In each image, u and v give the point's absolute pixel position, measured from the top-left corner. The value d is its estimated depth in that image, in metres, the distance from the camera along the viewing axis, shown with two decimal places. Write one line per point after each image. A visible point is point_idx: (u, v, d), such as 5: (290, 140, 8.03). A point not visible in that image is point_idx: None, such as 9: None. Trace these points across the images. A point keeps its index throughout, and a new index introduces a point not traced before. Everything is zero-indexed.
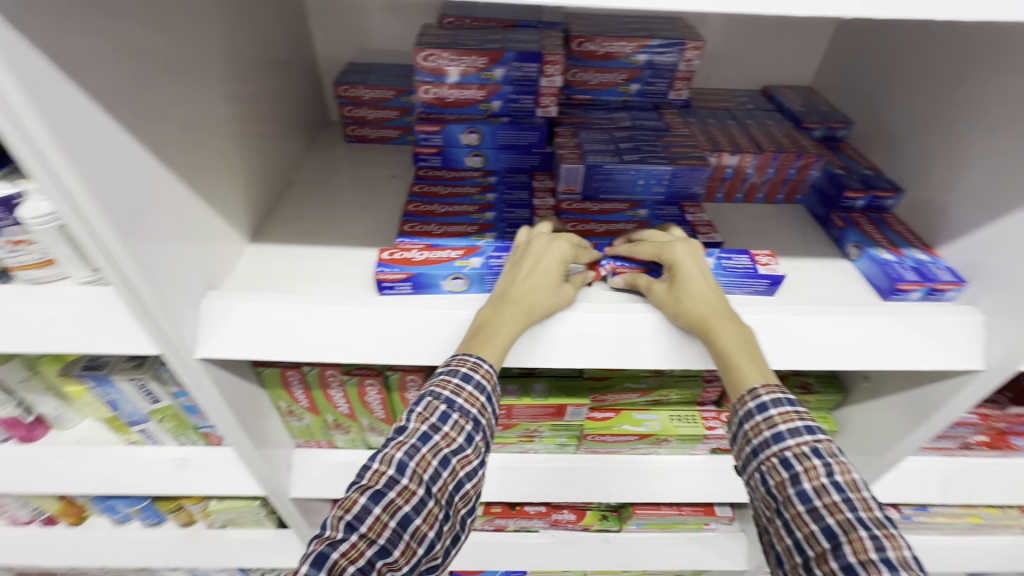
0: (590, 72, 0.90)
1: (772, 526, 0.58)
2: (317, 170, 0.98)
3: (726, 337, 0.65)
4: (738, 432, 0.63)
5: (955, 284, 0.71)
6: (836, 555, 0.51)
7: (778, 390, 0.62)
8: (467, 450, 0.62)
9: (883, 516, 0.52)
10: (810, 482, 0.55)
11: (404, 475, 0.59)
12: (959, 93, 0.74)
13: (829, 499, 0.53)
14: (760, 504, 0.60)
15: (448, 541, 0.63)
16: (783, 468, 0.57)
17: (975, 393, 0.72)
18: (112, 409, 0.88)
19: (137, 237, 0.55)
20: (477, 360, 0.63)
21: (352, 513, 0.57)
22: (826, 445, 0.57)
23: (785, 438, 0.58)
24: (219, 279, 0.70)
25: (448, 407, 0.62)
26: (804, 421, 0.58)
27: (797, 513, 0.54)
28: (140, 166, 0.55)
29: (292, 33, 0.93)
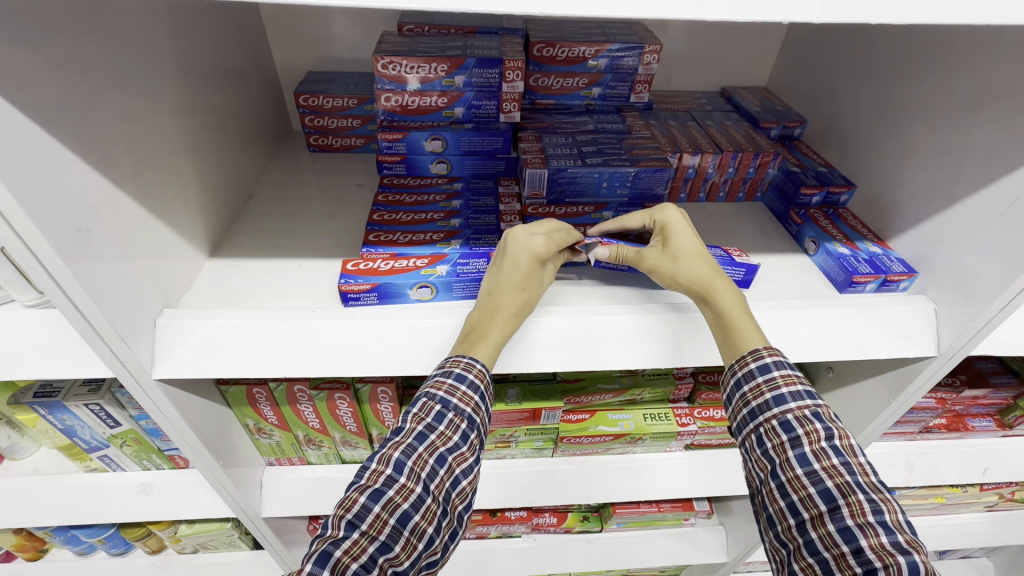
0: (552, 77, 0.90)
1: (765, 490, 0.58)
2: (280, 181, 0.96)
3: (725, 299, 0.66)
4: (734, 394, 0.64)
5: (906, 274, 0.73)
6: (834, 517, 0.52)
7: (780, 354, 0.63)
8: (462, 447, 0.62)
9: (877, 482, 0.54)
10: (811, 445, 0.56)
11: (404, 472, 0.58)
12: (905, 91, 0.77)
13: (828, 462, 0.55)
14: (753, 466, 0.61)
15: (446, 537, 0.62)
16: (783, 430, 0.58)
17: (930, 377, 0.75)
18: (68, 436, 0.84)
19: (81, 258, 0.52)
20: (471, 361, 0.63)
21: (353, 512, 0.55)
22: (824, 411, 0.59)
23: (786, 401, 0.60)
24: (176, 297, 0.68)
25: (443, 407, 0.62)
26: (804, 385, 0.60)
27: (796, 475, 0.55)
28: (84, 184, 0.53)
29: (248, 42, 0.91)
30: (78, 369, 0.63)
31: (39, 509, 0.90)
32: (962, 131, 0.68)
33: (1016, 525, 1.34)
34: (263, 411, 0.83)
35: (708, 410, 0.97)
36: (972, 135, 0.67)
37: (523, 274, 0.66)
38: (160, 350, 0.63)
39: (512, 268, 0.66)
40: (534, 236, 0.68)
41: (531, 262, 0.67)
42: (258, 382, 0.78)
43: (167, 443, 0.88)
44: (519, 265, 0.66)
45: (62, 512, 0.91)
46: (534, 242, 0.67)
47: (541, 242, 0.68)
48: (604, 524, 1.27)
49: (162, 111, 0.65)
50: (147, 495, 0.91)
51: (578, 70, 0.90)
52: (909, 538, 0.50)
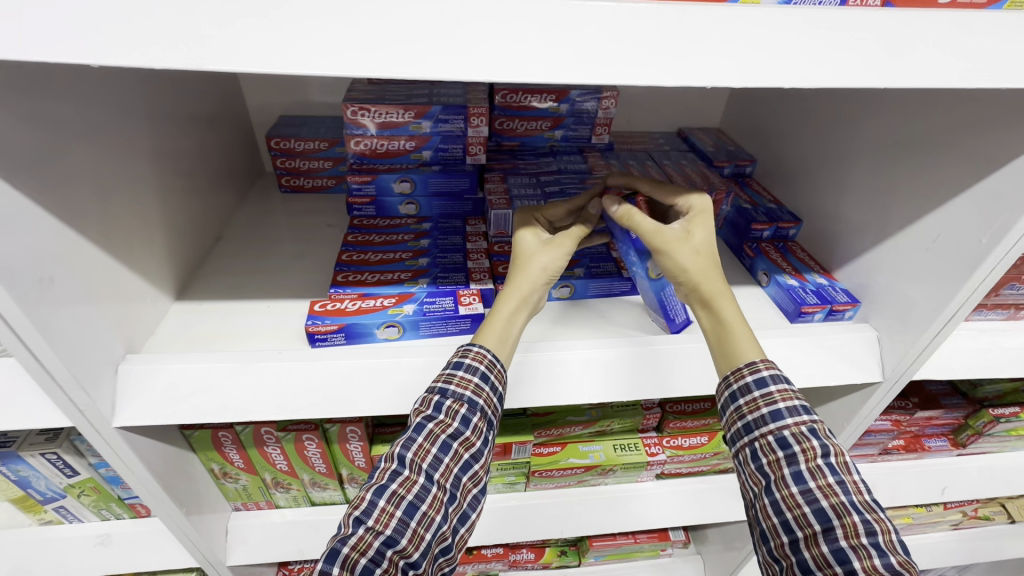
0: (516, 121, 0.95)
1: (759, 504, 0.60)
2: (251, 222, 0.98)
3: (726, 307, 0.67)
4: (730, 406, 0.65)
5: (850, 304, 0.78)
6: (827, 537, 0.53)
7: (777, 368, 0.64)
8: (466, 433, 0.62)
9: (872, 500, 0.55)
10: (807, 465, 0.57)
11: (404, 466, 0.59)
12: (840, 135, 0.83)
13: (823, 481, 0.56)
14: (748, 478, 0.62)
15: (455, 522, 0.61)
16: (779, 447, 0.59)
17: (880, 400, 0.79)
18: (22, 488, 0.81)
19: (43, 306, 0.53)
20: (483, 351, 0.64)
21: (360, 509, 0.57)
22: (821, 427, 0.60)
23: (783, 417, 0.60)
24: (140, 342, 0.68)
25: (441, 396, 0.61)
26: (800, 400, 0.61)
27: (790, 493, 0.56)
28: (48, 233, 0.53)
29: (220, 88, 0.94)
30: (33, 419, 0.61)
31: None
32: (891, 171, 0.74)
33: (981, 542, 1.38)
34: (229, 454, 0.82)
35: (676, 438, 0.99)
36: (899, 176, 0.72)
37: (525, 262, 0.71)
38: (122, 395, 0.63)
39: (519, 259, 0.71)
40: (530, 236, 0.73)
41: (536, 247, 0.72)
42: (224, 425, 0.77)
43: (129, 491, 0.86)
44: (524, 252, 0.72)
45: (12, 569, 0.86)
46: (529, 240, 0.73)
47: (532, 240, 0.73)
48: (581, 558, 1.26)
49: (129, 158, 0.67)
50: (104, 546, 0.88)
51: (541, 115, 0.94)
52: (902, 559, 0.51)
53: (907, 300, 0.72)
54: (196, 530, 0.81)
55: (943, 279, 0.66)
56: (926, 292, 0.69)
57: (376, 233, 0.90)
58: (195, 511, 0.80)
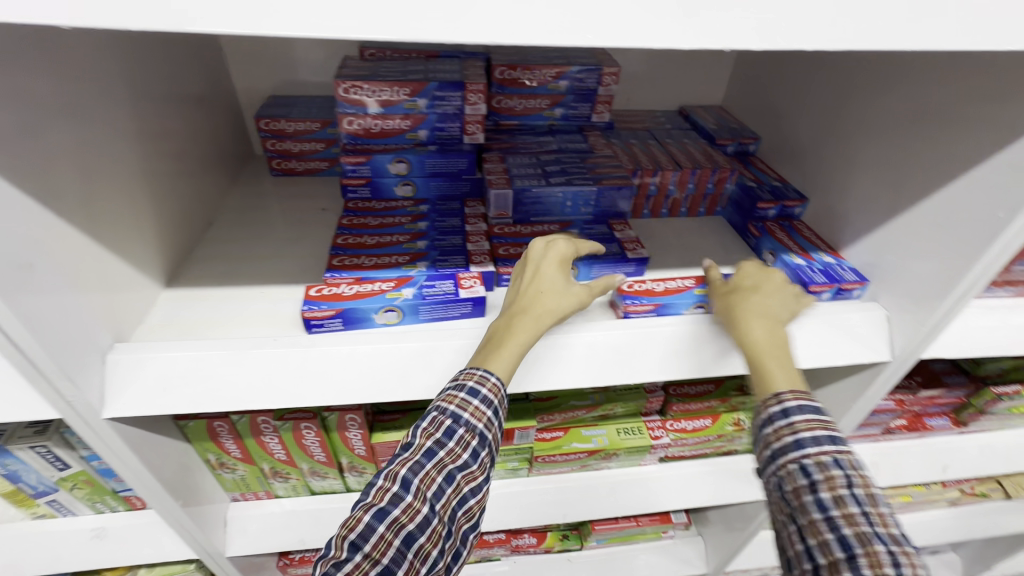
0: (515, 99, 0.92)
1: (783, 531, 0.53)
2: (241, 207, 0.94)
3: (773, 368, 0.60)
4: (760, 435, 0.58)
5: (859, 283, 0.76)
6: (849, 566, 0.46)
7: (806, 399, 0.57)
8: (473, 466, 0.60)
9: (900, 534, 0.48)
10: (827, 489, 0.50)
11: (406, 493, 0.56)
12: (848, 109, 0.81)
13: (847, 510, 0.49)
14: (775, 508, 0.55)
15: (449, 557, 0.60)
16: (801, 474, 0.52)
17: (887, 379, 0.78)
18: (12, 482, 0.79)
19: (24, 293, 0.50)
20: (484, 373, 0.61)
21: (356, 532, 0.54)
22: (848, 457, 0.53)
23: (806, 444, 0.54)
24: (129, 330, 0.65)
25: (454, 422, 0.60)
26: (830, 432, 0.54)
27: (812, 520, 0.50)
28: (27, 216, 0.51)
29: (205, 66, 0.90)
30: (17, 412, 0.59)
31: None
32: (903, 146, 0.72)
33: (978, 518, 1.39)
34: (225, 444, 0.80)
35: (680, 421, 0.98)
36: (912, 149, 0.70)
37: (549, 281, 0.67)
38: (108, 385, 0.60)
39: (539, 275, 0.68)
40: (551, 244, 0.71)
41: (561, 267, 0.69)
42: (221, 415, 0.75)
43: (124, 483, 0.84)
44: (550, 267, 0.69)
45: (5, 564, 0.84)
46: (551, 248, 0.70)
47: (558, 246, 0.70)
48: (584, 542, 1.26)
49: (112, 138, 0.63)
50: (100, 539, 0.86)
51: (541, 92, 0.91)
52: None
53: (917, 277, 0.70)
54: (193, 521, 0.79)
55: (954, 255, 0.65)
56: (938, 269, 0.67)
57: (372, 215, 0.87)
58: (191, 502, 0.78)
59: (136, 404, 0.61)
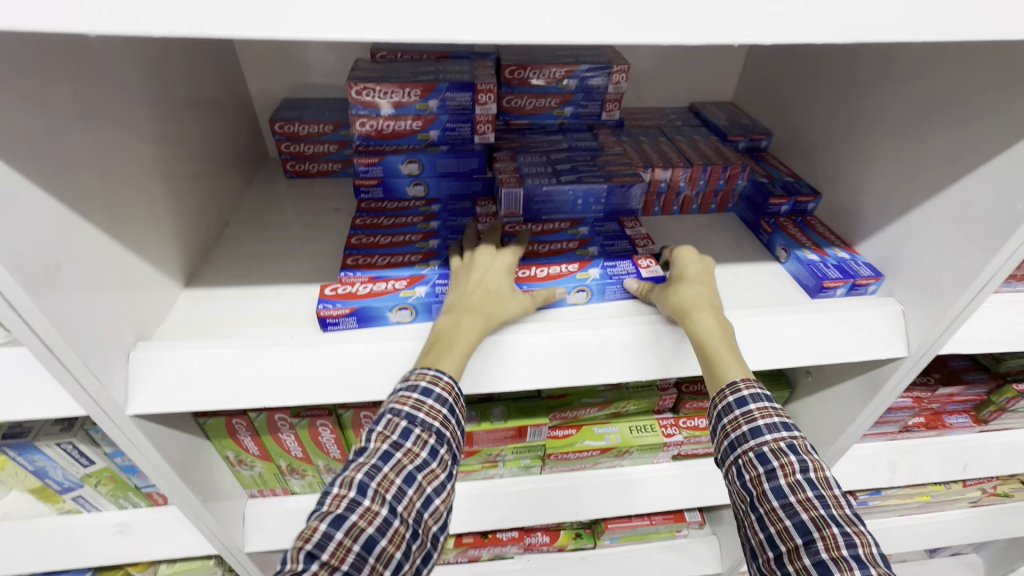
0: (525, 98, 0.92)
1: (744, 516, 0.57)
2: (257, 209, 0.96)
3: (725, 360, 0.63)
4: (715, 425, 0.62)
5: (874, 278, 0.76)
6: (809, 551, 0.50)
7: (758, 386, 0.61)
8: (433, 464, 0.60)
9: (852, 514, 0.52)
10: (784, 475, 0.54)
11: (365, 496, 0.55)
12: (862, 102, 0.80)
13: (803, 495, 0.53)
14: (733, 495, 0.59)
15: (416, 562, 0.59)
16: (759, 462, 0.56)
17: (903, 376, 0.77)
18: (40, 478, 0.81)
19: (52, 294, 0.52)
20: (436, 373, 0.62)
21: (312, 542, 0.53)
22: (799, 441, 0.57)
23: (762, 434, 0.58)
24: (151, 329, 0.67)
25: (409, 423, 0.60)
26: (781, 417, 0.58)
27: (772, 508, 0.53)
28: (53, 218, 0.52)
29: (221, 71, 0.92)
30: (44, 409, 0.61)
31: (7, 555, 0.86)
32: (918, 139, 0.71)
33: (1001, 519, 1.36)
34: (243, 442, 0.81)
35: (692, 419, 0.98)
36: (927, 142, 0.69)
37: (491, 282, 0.69)
38: (132, 382, 0.62)
39: (482, 276, 0.70)
40: (500, 256, 0.73)
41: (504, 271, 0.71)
42: (240, 412, 0.77)
43: (147, 479, 0.86)
44: (492, 270, 0.71)
45: (31, 557, 0.87)
46: (498, 260, 0.72)
47: (505, 259, 0.72)
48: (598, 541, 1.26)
49: (132, 143, 0.65)
50: (122, 534, 0.88)
51: (552, 91, 0.92)
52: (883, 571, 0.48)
53: (934, 271, 0.69)
54: (214, 516, 0.81)
55: (972, 248, 0.64)
56: (954, 263, 0.66)
57: (385, 216, 0.89)
58: (211, 497, 0.80)
59: (159, 401, 0.63)
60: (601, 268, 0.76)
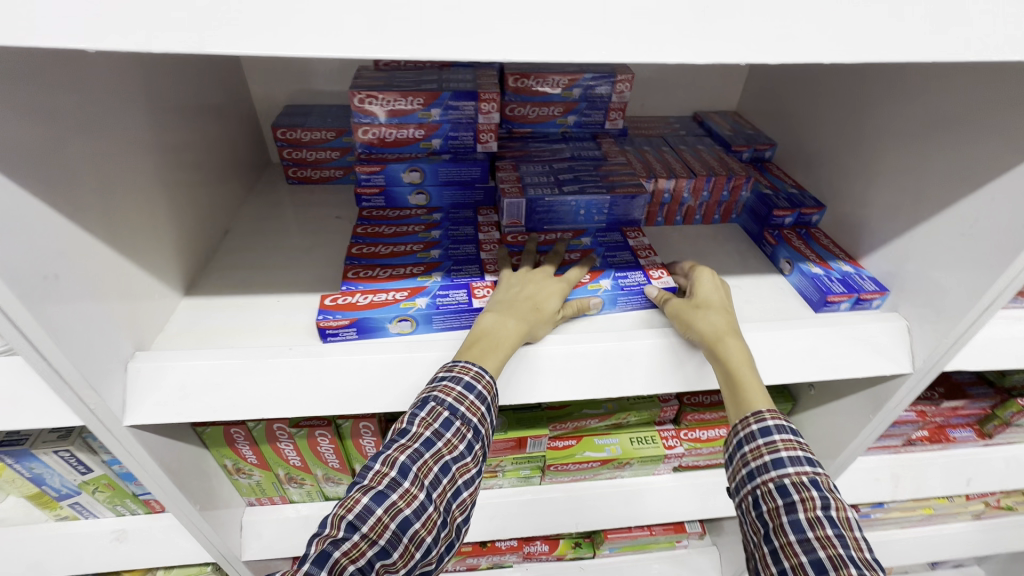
0: (528, 107, 0.92)
1: (759, 550, 0.55)
2: (258, 215, 0.96)
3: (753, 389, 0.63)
4: (735, 454, 0.61)
5: (879, 293, 0.75)
6: None
7: (782, 418, 0.60)
8: (467, 457, 0.61)
9: (872, 559, 0.50)
10: (802, 508, 0.53)
11: (403, 479, 0.57)
12: (868, 114, 0.80)
13: (822, 531, 0.51)
14: (749, 529, 0.57)
15: (443, 548, 0.60)
16: (779, 494, 0.55)
17: (908, 392, 0.76)
18: (37, 485, 0.80)
19: (50, 306, 0.51)
20: (480, 369, 0.62)
21: (354, 513, 0.54)
22: (822, 479, 0.56)
23: (785, 466, 0.56)
24: (149, 339, 0.67)
25: (450, 414, 0.60)
26: (806, 451, 0.57)
27: (788, 541, 0.52)
28: (52, 229, 0.52)
29: (223, 78, 0.92)
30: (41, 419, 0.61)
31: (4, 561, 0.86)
32: (924, 154, 0.70)
33: (1005, 533, 1.35)
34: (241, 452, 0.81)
35: (694, 431, 0.97)
36: (933, 157, 0.69)
37: (539, 294, 0.70)
38: (130, 391, 0.62)
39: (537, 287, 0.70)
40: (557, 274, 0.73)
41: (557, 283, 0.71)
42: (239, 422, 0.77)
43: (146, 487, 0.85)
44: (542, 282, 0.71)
45: (29, 564, 0.87)
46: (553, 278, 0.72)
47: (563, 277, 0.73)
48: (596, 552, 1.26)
49: (133, 151, 0.65)
50: (120, 541, 0.88)
51: (555, 100, 0.91)
52: None
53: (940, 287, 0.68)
54: (209, 525, 0.80)
55: (979, 265, 0.63)
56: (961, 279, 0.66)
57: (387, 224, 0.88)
58: (207, 507, 0.79)
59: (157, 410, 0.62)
60: (611, 278, 0.76)
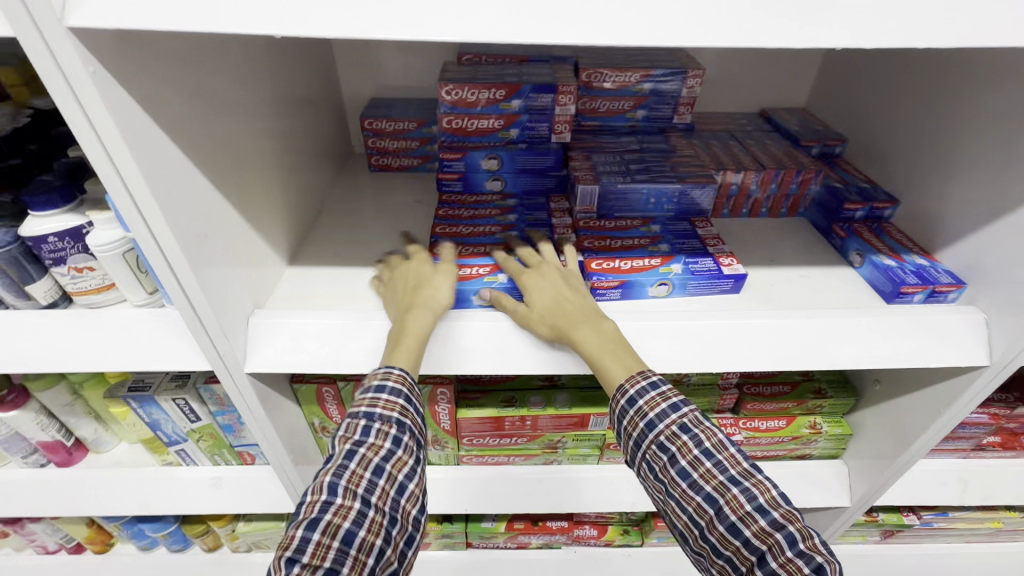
0: (600, 101, 0.96)
1: (668, 509, 0.62)
2: (345, 198, 1.04)
3: (608, 366, 0.66)
4: (619, 429, 0.67)
5: (955, 285, 0.75)
6: (721, 519, 0.57)
7: (644, 376, 0.66)
8: (398, 451, 0.62)
9: (751, 467, 0.60)
10: (682, 457, 0.61)
11: (332, 492, 0.57)
12: (947, 109, 0.80)
13: (704, 468, 0.60)
14: (654, 491, 0.64)
15: (403, 545, 0.60)
16: (660, 452, 0.62)
17: (983, 387, 0.76)
18: (153, 429, 0.91)
19: (201, 261, 0.60)
20: (387, 369, 0.65)
21: (291, 548, 0.55)
22: (688, 419, 0.63)
23: (656, 425, 0.63)
24: (264, 300, 0.75)
25: (368, 420, 0.62)
26: (670, 400, 0.64)
27: (683, 489, 0.60)
28: (205, 196, 0.61)
29: (320, 72, 1.01)
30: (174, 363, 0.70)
31: (119, 497, 0.97)
32: (1005, 146, 0.70)
33: None
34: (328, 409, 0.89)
35: (753, 421, 0.99)
36: (1015, 148, 0.69)
37: (427, 279, 0.73)
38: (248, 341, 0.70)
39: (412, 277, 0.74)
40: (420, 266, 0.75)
41: (438, 268, 0.75)
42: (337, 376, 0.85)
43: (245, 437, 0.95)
44: (424, 268, 0.75)
45: (139, 501, 0.98)
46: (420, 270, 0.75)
47: (425, 270, 0.74)
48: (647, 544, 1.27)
49: (257, 133, 0.74)
50: (216, 487, 0.98)
51: (628, 95, 0.95)
52: (785, 511, 0.56)
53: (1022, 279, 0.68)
54: (297, 475, 0.88)
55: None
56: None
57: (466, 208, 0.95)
58: (297, 459, 0.87)
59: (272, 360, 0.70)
60: (682, 265, 0.79)
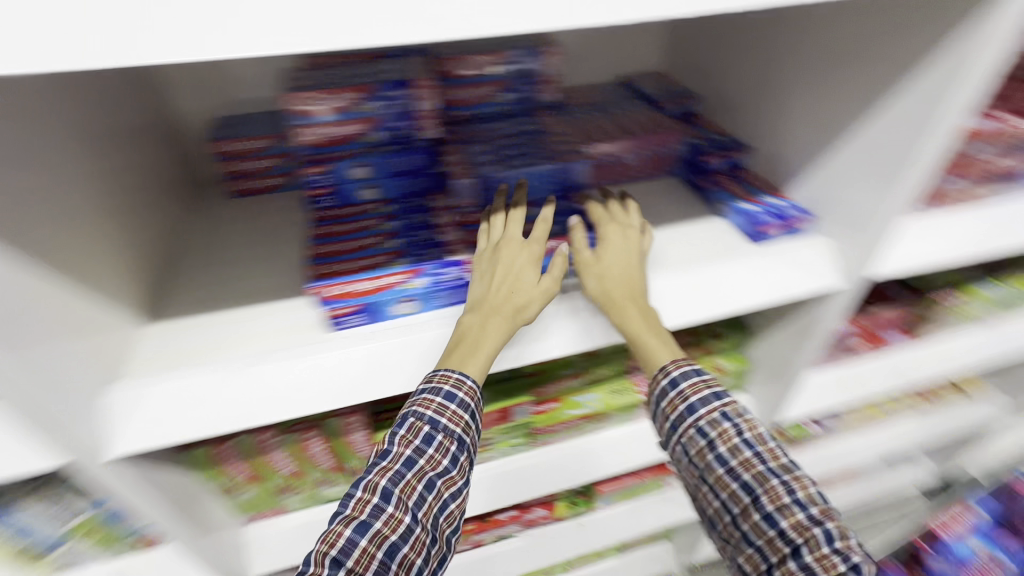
0: (465, 90, 0.87)
1: (699, 492, 0.69)
2: (204, 234, 0.93)
3: (653, 345, 0.70)
4: (658, 410, 0.73)
5: (806, 218, 0.84)
6: (757, 507, 0.62)
7: (687, 364, 0.71)
8: (452, 472, 0.64)
9: (790, 462, 0.65)
10: (726, 446, 0.66)
11: (386, 498, 0.60)
12: (778, 60, 0.86)
13: (721, 428, 0.67)
14: (686, 474, 0.71)
15: (435, 565, 0.63)
16: (700, 437, 0.67)
17: (840, 308, 0.85)
18: (16, 544, 0.78)
19: (24, 344, 0.50)
20: (460, 377, 0.64)
21: (337, 547, 0.57)
22: (731, 408, 0.68)
23: (697, 409, 0.68)
24: (118, 368, 0.66)
25: (431, 428, 0.64)
26: (711, 389, 0.69)
27: (718, 475, 0.65)
28: (13, 268, 0.51)
29: (143, 96, 0.88)
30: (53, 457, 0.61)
31: None
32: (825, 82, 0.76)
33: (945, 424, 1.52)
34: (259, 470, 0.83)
35: None
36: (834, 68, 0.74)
37: (527, 290, 0.69)
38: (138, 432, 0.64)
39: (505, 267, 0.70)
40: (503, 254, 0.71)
41: (541, 277, 0.70)
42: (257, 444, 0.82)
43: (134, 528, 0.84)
44: (508, 268, 0.70)
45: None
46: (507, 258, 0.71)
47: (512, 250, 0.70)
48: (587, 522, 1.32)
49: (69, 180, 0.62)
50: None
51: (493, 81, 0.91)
52: (823, 508, 0.60)
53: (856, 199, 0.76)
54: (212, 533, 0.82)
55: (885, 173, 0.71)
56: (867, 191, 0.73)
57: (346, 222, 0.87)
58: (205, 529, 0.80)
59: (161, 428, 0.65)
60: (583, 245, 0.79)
